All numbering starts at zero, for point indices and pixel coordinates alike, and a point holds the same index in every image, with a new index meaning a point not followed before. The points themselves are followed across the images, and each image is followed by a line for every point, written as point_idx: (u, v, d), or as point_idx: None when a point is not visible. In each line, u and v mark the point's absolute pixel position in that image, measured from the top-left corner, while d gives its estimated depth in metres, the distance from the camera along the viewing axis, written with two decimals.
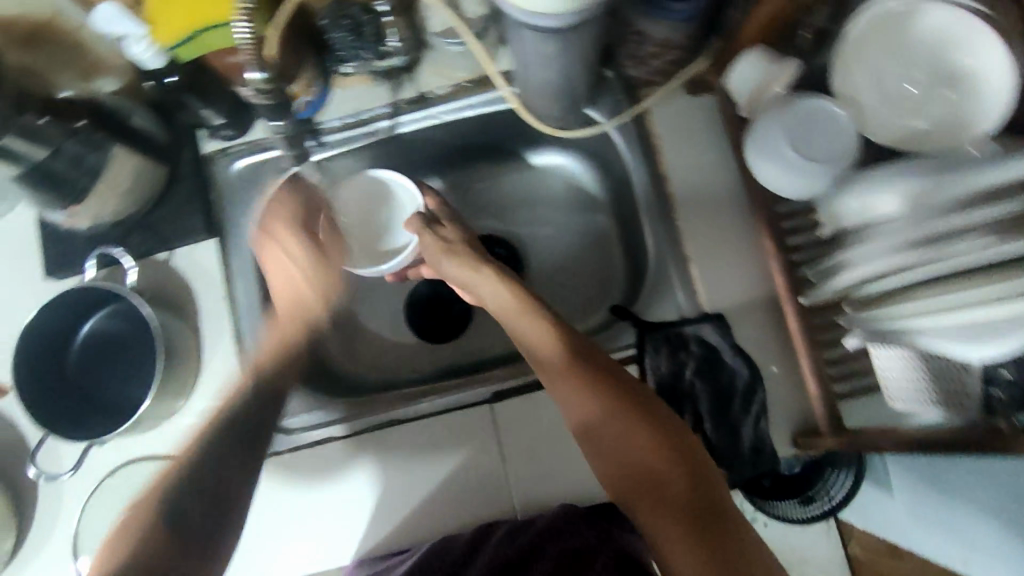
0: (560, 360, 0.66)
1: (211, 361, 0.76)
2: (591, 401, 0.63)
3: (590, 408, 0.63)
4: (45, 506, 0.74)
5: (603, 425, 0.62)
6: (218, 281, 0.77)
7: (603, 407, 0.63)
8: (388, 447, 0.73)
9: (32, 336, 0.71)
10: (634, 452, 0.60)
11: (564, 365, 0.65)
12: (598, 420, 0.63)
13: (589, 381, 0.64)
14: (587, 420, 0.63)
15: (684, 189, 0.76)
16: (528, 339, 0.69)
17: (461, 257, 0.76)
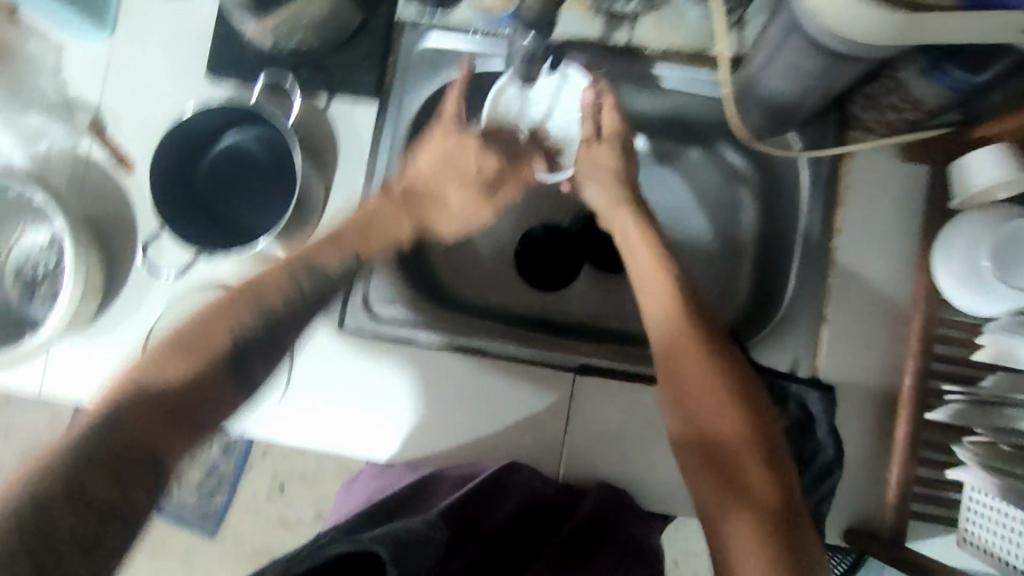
0: (674, 319, 0.61)
1: (331, 221, 0.75)
2: (693, 367, 0.59)
3: (697, 374, 0.58)
4: (135, 289, 0.76)
5: (710, 412, 0.58)
6: (365, 146, 0.76)
7: (699, 379, 0.58)
8: (463, 371, 0.74)
9: (182, 131, 0.70)
10: (716, 419, 0.58)
11: (676, 323, 0.60)
12: (691, 386, 0.59)
13: (696, 347, 0.59)
14: (681, 381, 0.59)
15: (851, 250, 0.72)
16: (646, 283, 0.64)
17: (608, 179, 0.71)
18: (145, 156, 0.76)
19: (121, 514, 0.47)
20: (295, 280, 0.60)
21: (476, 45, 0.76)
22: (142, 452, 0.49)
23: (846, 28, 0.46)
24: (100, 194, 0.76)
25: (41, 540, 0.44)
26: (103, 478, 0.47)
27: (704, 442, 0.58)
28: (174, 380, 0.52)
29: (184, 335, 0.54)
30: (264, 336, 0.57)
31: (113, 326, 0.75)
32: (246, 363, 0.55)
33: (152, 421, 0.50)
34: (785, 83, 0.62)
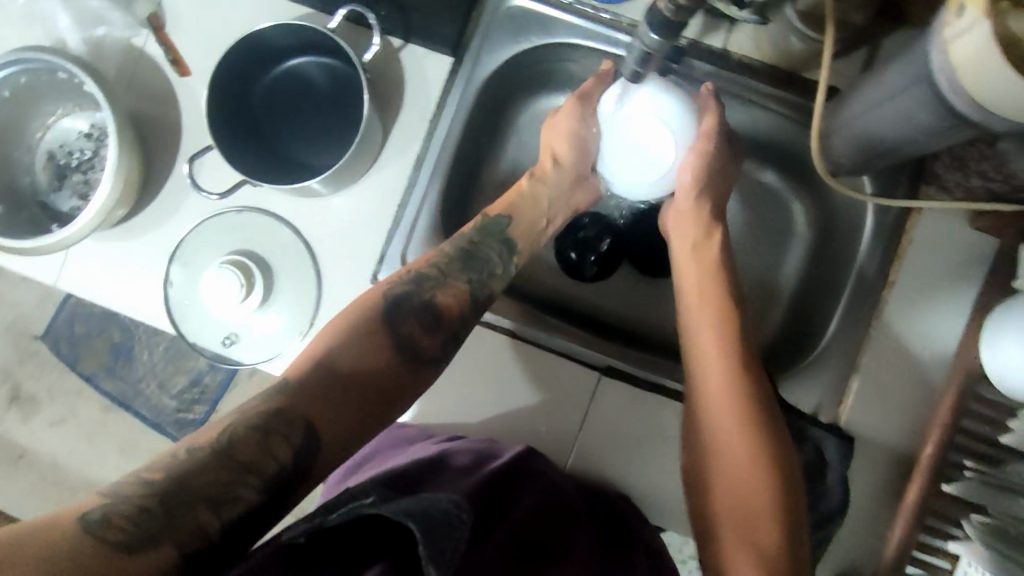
0: (718, 370, 0.61)
1: (382, 170, 0.73)
2: (732, 415, 0.59)
3: (725, 428, 0.59)
4: (168, 200, 0.73)
5: (737, 465, 0.57)
6: (431, 100, 0.72)
7: (737, 430, 0.58)
8: (488, 349, 0.72)
9: (248, 47, 0.66)
10: (740, 471, 0.57)
11: (721, 373, 0.61)
12: (728, 434, 0.58)
13: (737, 397, 0.59)
14: (721, 428, 0.59)
15: (900, 307, 0.71)
16: (700, 337, 0.64)
17: (703, 204, 0.69)
18: (201, 64, 0.72)
19: (254, 478, 0.43)
20: (439, 256, 0.60)
21: (566, 17, 0.72)
22: (299, 421, 0.46)
23: (986, 94, 0.43)
24: (148, 95, 0.72)
25: (178, 486, 0.41)
26: (269, 442, 0.45)
27: (731, 490, 0.57)
28: (351, 356, 0.52)
29: (354, 323, 0.54)
30: (416, 302, 0.57)
31: (140, 233, 0.73)
32: (406, 335, 0.55)
33: (322, 397, 0.49)
34: (885, 130, 0.59)
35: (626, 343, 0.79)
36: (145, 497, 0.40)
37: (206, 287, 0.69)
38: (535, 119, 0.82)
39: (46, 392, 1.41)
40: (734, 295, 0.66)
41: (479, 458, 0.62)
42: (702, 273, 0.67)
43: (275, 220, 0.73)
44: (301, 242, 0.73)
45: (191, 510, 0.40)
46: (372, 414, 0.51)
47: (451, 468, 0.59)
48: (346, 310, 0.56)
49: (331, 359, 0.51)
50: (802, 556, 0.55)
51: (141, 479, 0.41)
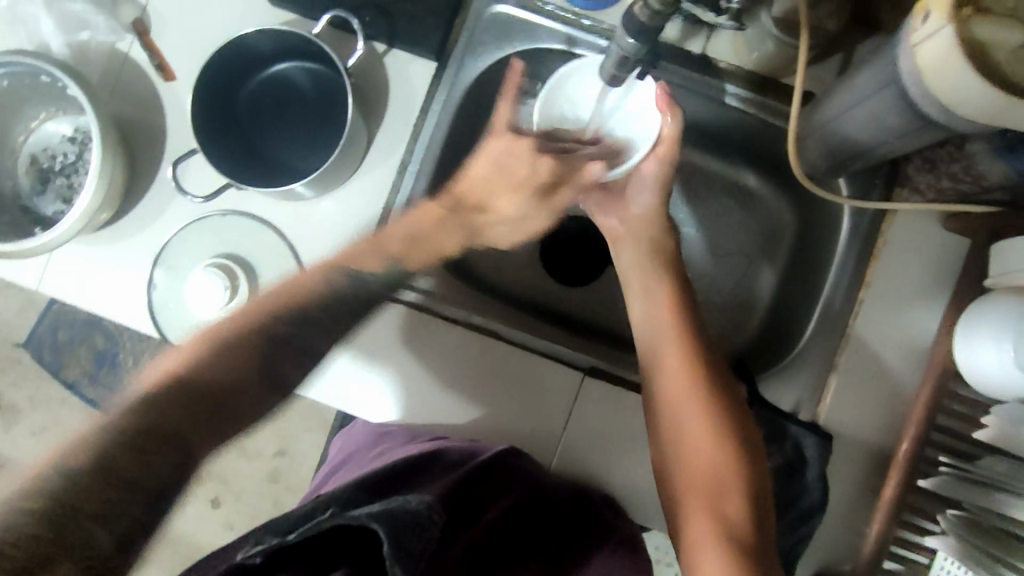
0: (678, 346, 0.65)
1: (366, 173, 0.73)
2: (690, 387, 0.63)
3: (696, 406, 0.62)
4: (153, 203, 0.73)
5: (708, 443, 0.60)
6: (415, 105, 0.73)
7: (698, 400, 0.62)
8: (474, 350, 0.73)
9: (235, 50, 0.67)
10: (706, 447, 0.60)
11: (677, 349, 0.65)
12: (688, 400, 0.62)
13: (694, 371, 0.63)
14: (674, 396, 0.63)
15: (876, 307, 0.72)
16: (651, 313, 0.68)
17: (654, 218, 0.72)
18: (186, 67, 0.72)
19: (137, 492, 0.45)
20: (332, 283, 0.60)
21: (548, 23, 0.74)
22: (170, 444, 0.48)
23: (950, 95, 0.45)
24: (132, 99, 0.73)
25: (66, 510, 0.42)
26: (150, 462, 0.46)
27: (693, 454, 0.60)
28: (218, 370, 0.53)
29: (221, 342, 0.54)
30: (297, 342, 0.57)
31: (124, 236, 0.73)
32: (285, 373, 0.56)
33: (189, 410, 0.50)
34: (856, 133, 0.61)
35: (609, 345, 0.80)
36: (36, 524, 0.41)
37: (192, 288, 0.70)
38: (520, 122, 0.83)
39: (29, 399, 1.40)
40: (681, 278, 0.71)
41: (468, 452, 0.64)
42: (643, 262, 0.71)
43: (259, 223, 0.73)
44: (285, 244, 0.73)
45: (72, 526, 0.42)
46: (222, 422, 0.52)
47: (443, 464, 0.61)
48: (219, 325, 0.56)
49: (199, 374, 0.52)
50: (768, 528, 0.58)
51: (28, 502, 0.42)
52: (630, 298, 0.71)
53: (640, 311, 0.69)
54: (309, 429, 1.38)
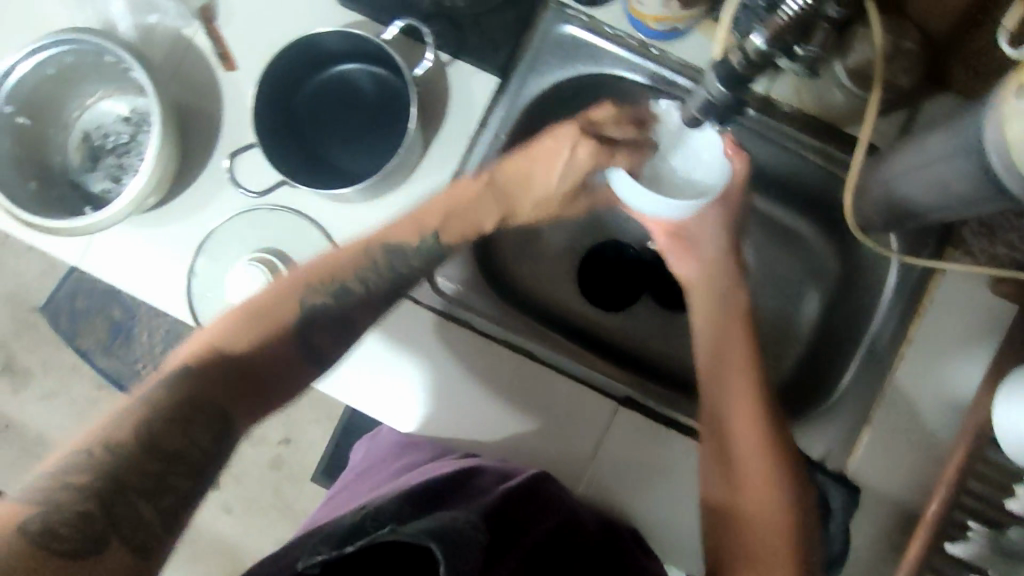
0: (747, 403, 0.63)
1: (418, 182, 0.73)
2: (754, 447, 0.61)
3: (759, 456, 0.61)
4: (202, 191, 0.73)
5: (764, 498, 0.60)
6: (474, 118, 0.73)
7: (762, 460, 0.61)
8: (511, 367, 0.73)
9: (304, 48, 0.67)
10: (763, 500, 0.60)
11: (747, 406, 0.63)
12: (746, 453, 0.62)
13: (756, 431, 0.62)
14: (741, 447, 0.62)
15: (915, 364, 0.72)
16: (725, 349, 0.66)
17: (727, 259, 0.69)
18: (249, 59, 0.72)
19: (181, 467, 0.45)
20: (369, 258, 0.59)
21: (614, 49, 0.74)
22: (206, 418, 0.48)
23: None
24: (192, 85, 0.72)
25: (116, 484, 0.43)
26: (192, 431, 0.47)
27: (754, 515, 0.60)
28: (245, 341, 0.53)
29: (251, 312, 0.54)
30: (333, 311, 0.57)
31: (169, 221, 0.73)
32: (319, 349, 0.56)
33: (229, 381, 0.50)
34: (917, 192, 0.61)
35: (640, 375, 0.79)
36: (90, 495, 0.42)
37: (232, 280, 0.70)
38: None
39: (41, 363, 1.40)
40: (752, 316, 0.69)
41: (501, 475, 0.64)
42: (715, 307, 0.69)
43: (306, 221, 0.73)
44: (328, 245, 0.72)
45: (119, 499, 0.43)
46: (258, 397, 0.52)
47: (476, 484, 0.61)
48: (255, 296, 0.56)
49: (226, 345, 0.52)
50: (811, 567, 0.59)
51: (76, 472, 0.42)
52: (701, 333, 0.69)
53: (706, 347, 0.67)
54: (317, 421, 1.38)
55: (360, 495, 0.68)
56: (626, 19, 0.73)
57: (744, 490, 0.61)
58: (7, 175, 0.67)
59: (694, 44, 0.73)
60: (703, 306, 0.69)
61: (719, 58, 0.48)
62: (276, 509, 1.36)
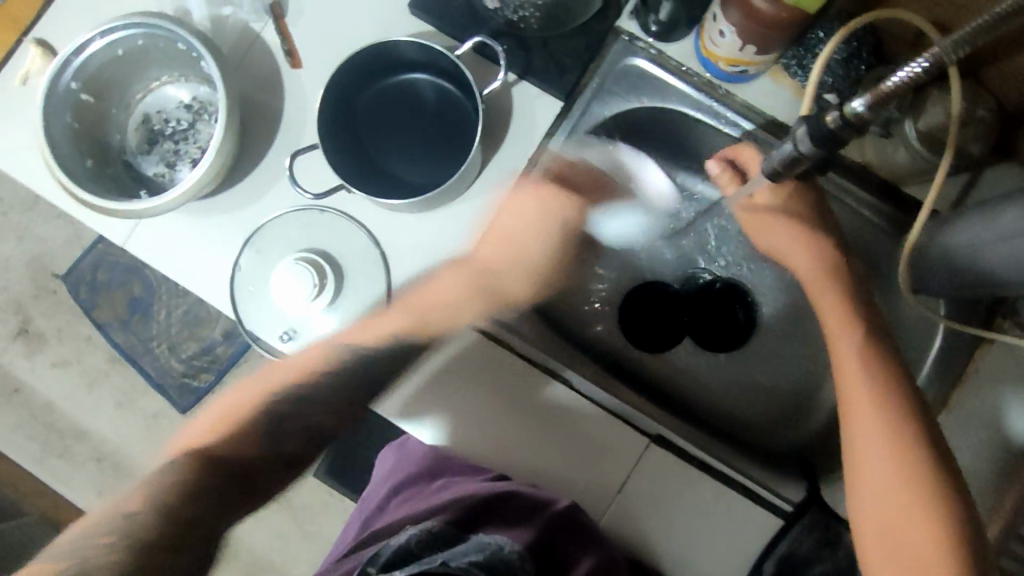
0: (886, 434, 0.56)
1: (472, 198, 0.73)
2: (905, 490, 0.54)
3: (906, 482, 0.54)
4: (255, 185, 0.73)
5: (924, 536, 0.52)
6: (533, 139, 0.73)
7: (921, 509, 0.53)
8: (545, 393, 0.72)
9: (373, 54, 0.67)
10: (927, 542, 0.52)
11: (884, 433, 0.56)
12: (894, 478, 0.55)
13: (906, 469, 0.55)
14: (874, 470, 0.56)
15: (954, 432, 0.71)
16: (846, 358, 0.61)
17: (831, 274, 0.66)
18: (315, 59, 0.72)
19: (193, 537, 0.52)
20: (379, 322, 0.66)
21: (680, 85, 0.73)
22: (215, 498, 0.55)
23: None
24: (256, 78, 0.72)
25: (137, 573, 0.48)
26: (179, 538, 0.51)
27: (885, 542, 0.54)
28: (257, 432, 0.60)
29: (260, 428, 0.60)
30: (301, 421, 0.61)
31: (218, 212, 0.73)
32: (289, 450, 0.60)
33: (228, 487, 0.56)
34: (984, 264, 0.60)
35: (671, 411, 0.78)
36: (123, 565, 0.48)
37: (279, 278, 0.70)
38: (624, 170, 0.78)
39: (56, 330, 1.39)
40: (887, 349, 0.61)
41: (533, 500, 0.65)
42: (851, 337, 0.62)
43: (355, 225, 0.72)
44: (377, 251, 0.72)
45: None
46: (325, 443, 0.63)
47: (511, 509, 0.63)
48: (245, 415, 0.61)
49: (305, 398, 0.61)
50: None
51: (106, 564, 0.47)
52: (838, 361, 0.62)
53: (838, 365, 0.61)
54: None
55: (375, 519, 0.72)
56: (695, 57, 0.72)
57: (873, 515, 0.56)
58: (66, 150, 0.67)
59: (761, 87, 0.72)
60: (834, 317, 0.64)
61: (815, 115, 0.46)
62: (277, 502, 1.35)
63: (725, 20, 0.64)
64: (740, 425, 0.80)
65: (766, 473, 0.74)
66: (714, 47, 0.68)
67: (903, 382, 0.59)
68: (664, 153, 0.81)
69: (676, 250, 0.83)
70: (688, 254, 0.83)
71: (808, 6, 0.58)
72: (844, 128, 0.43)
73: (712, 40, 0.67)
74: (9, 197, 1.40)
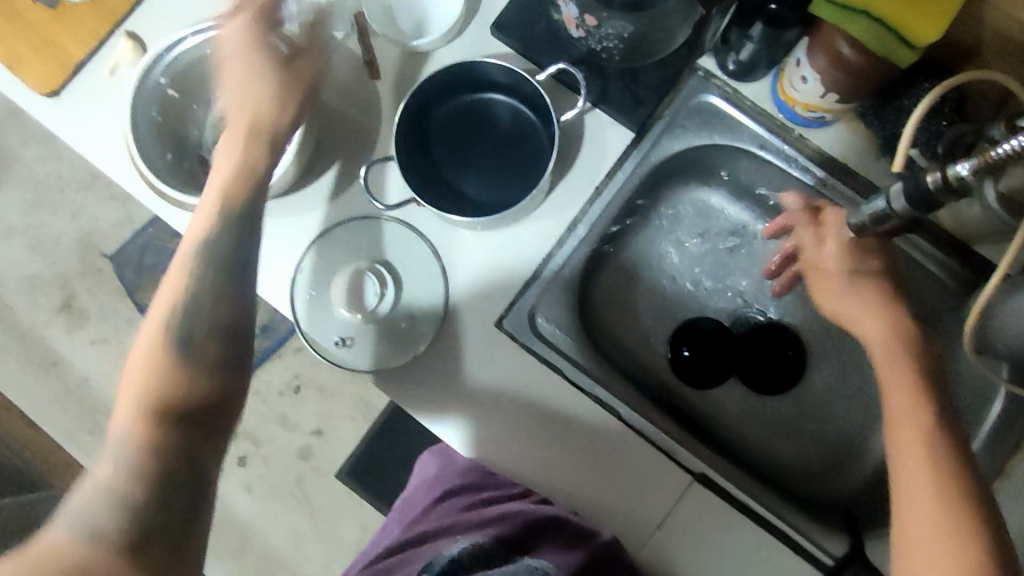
0: (927, 482, 0.53)
1: (535, 220, 0.73)
2: (937, 543, 0.51)
3: (940, 518, 0.52)
4: (324, 190, 0.74)
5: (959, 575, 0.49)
6: (603, 166, 0.73)
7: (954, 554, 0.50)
8: (593, 423, 0.71)
9: (456, 72, 0.69)
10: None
11: (926, 467, 0.54)
12: (932, 514, 0.52)
13: (948, 520, 0.51)
14: (912, 504, 0.54)
15: (1007, 503, 0.69)
16: (890, 389, 0.60)
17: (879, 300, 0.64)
18: (393, 71, 0.73)
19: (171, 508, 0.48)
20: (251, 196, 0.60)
21: (752, 124, 0.73)
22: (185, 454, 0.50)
23: None
24: (334, 85, 0.73)
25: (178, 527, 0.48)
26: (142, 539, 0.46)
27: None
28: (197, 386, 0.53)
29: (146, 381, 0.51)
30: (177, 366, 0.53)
31: (284, 212, 0.74)
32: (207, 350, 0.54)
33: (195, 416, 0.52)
34: None
35: (717, 450, 0.77)
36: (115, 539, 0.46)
37: (342, 281, 0.71)
38: (685, 206, 0.82)
39: (99, 309, 1.41)
40: (936, 386, 0.59)
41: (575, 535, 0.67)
42: (902, 378, 0.59)
43: (417, 238, 0.73)
44: (436, 266, 0.73)
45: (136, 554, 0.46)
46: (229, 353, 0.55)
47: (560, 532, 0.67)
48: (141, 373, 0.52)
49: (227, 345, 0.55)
50: None
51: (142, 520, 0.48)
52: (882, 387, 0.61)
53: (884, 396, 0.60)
54: (351, 420, 1.38)
55: (432, 521, 0.75)
56: (769, 98, 0.72)
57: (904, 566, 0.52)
58: (147, 143, 0.68)
59: (834, 135, 0.72)
60: (879, 345, 0.63)
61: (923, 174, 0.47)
62: (295, 498, 1.36)
63: (808, 61, 0.63)
64: (783, 471, 0.78)
65: (809, 522, 0.72)
66: (791, 90, 0.67)
67: (948, 422, 0.57)
68: (729, 192, 0.81)
69: (726, 290, 0.82)
70: (741, 293, 0.82)
71: (901, 59, 0.58)
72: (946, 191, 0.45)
73: (791, 82, 0.67)
74: (69, 173, 1.43)
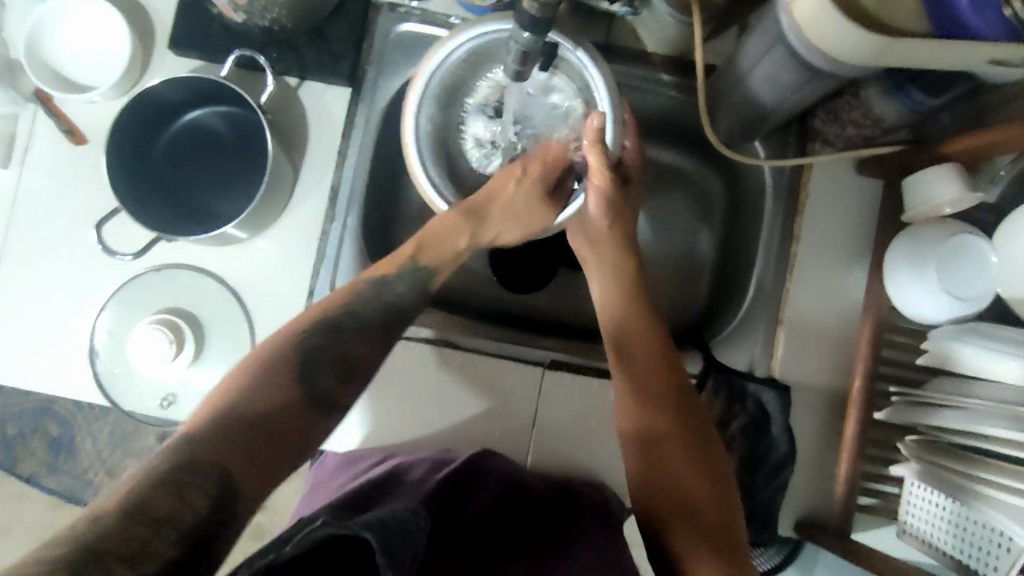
0: (634, 332, 0.66)
1: (300, 206, 0.73)
2: (671, 416, 0.62)
3: (664, 340, 0.66)
4: (83, 272, 0.71)
5: (658, 415, 0.62)
6: (338, 128, 0.74)
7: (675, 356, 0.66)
8: (438, 363, 0.74)
9: (133, 112, 0.66)
10: (663, 411, 0.62)
11: (636, 320, 0.67)
12: (640, 364, 0.64)
13: (661, 356, 0.65)
14: (635, 357, 0.65)
15: (810, 256, 0.76)
16: (594, 266, 0.72)
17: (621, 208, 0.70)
18: (95, 130, 0.72)
19: (170, 531, 0.39)
20: None
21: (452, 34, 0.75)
22: (217, 451, 0.44)
23: (809, 25, 0.51)
24: (48, 168, 0.72)
25: (89, 555, 0.35)
26: (184, 491, 0.41)
27: (646, 383, 0.63)
28: (256, 399, 0.48)
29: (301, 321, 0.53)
30: (333, 347, 0.53)
31: (53, 308, 0.71)
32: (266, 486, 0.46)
33: (237, 444, 0.45)
34: (762, 91, 0.65)
35: (561, 337, 0.81)
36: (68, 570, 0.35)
37: (134, 347, 0.68)
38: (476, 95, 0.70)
39: None
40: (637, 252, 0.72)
41: (433, 466, 0.65)
42: (612, 263, 0.71)
43: (197, 273, 0.72)
44: (226, 291, 0.72)
45: (181, 495, 0.41)
46: (278, 452, 0.47)
47: (410, 481, 0.62)
48: (254, 354, 0.51)
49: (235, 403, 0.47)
50: (725, 481, 0.60)
51: (45, 558, 0.35)
52: (588, 272, 0.73)
53: (592, 280, 0.73)
54: (288, 481, 1.15)
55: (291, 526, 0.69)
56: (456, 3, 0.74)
57: (655, 425, 0.61)
58: None
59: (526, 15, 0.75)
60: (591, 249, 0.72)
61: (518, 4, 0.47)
62: None
63: None
64: None
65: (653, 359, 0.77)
66: None
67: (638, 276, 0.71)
68: None
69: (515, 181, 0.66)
70: None
71: None
72: (542, 13, 0.46)
73: None
74: None
